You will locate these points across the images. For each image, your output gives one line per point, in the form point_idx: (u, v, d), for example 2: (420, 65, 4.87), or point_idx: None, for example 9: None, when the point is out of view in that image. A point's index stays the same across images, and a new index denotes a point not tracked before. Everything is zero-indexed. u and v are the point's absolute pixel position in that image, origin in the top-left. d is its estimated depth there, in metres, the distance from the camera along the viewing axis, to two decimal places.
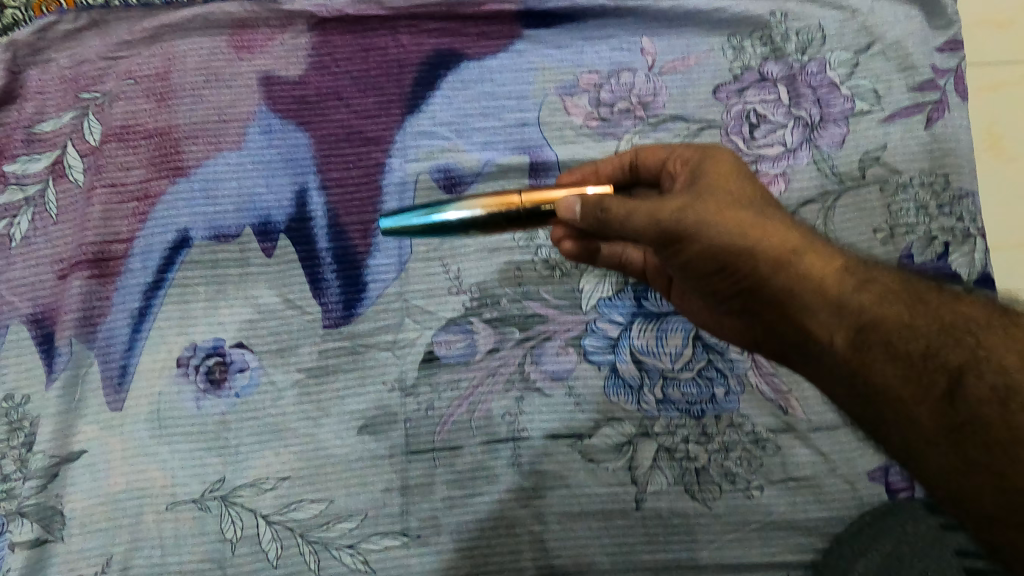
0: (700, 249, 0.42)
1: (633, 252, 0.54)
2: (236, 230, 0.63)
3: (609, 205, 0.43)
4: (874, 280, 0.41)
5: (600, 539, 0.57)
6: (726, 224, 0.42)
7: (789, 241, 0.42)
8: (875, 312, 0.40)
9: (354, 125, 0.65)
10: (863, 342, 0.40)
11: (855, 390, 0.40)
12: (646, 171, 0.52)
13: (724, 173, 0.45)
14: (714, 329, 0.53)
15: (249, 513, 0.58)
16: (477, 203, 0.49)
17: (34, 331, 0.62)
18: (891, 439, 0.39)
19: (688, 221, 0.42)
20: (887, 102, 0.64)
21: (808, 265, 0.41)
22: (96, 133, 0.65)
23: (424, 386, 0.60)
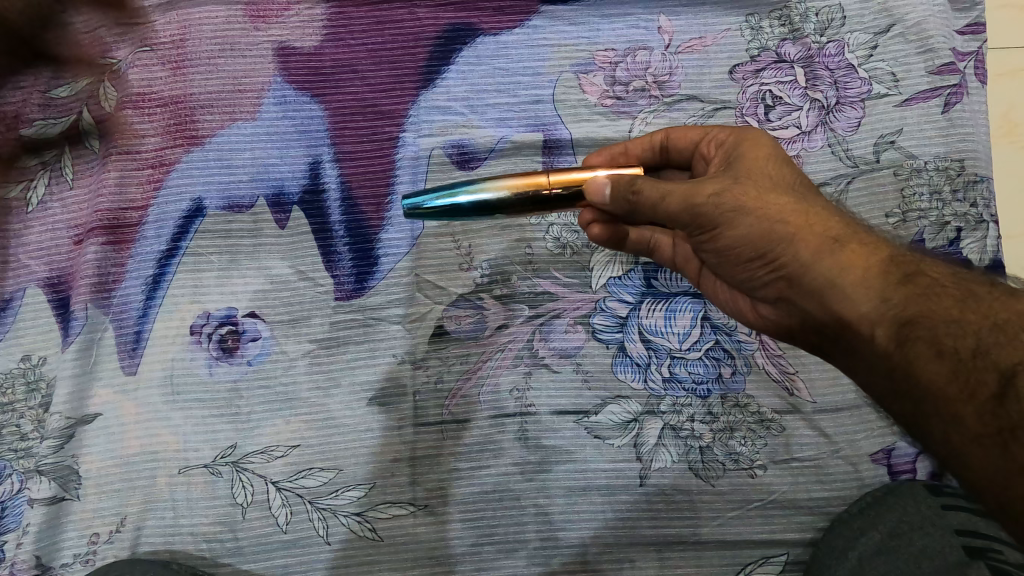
0: (735, 234, 0.43)
1: (661, 237, 0.55)
2: (250, 200, 0.63)
3: (640, 186, 0.45)
4: (920, 275, 0.39)
5: (604, 513, 0.57)
6: (765, 208, 0.42)
7: (832, 230, 0.42)
8: (920, 306, 0.38)
9: (369, 98, 0.66)
10: (907, 335, 0.37)
11: (895, 388, 0.38)
12: (677, 153, 0.53)
13: (761, 158, 0.46)
14: (743, 320, 0.51)
15: (260, 479, 0.58)
16: (503, 185, 0.50)
17: (50, 295, 0.62)
18: (935, 440, 0.37)
19: (726, 204, 0.43)
20: (906, 85, 0.64)
21: (848, 255, 0.41)
22: (110, 99, 0.66)
23: (434, 359, 0.60)
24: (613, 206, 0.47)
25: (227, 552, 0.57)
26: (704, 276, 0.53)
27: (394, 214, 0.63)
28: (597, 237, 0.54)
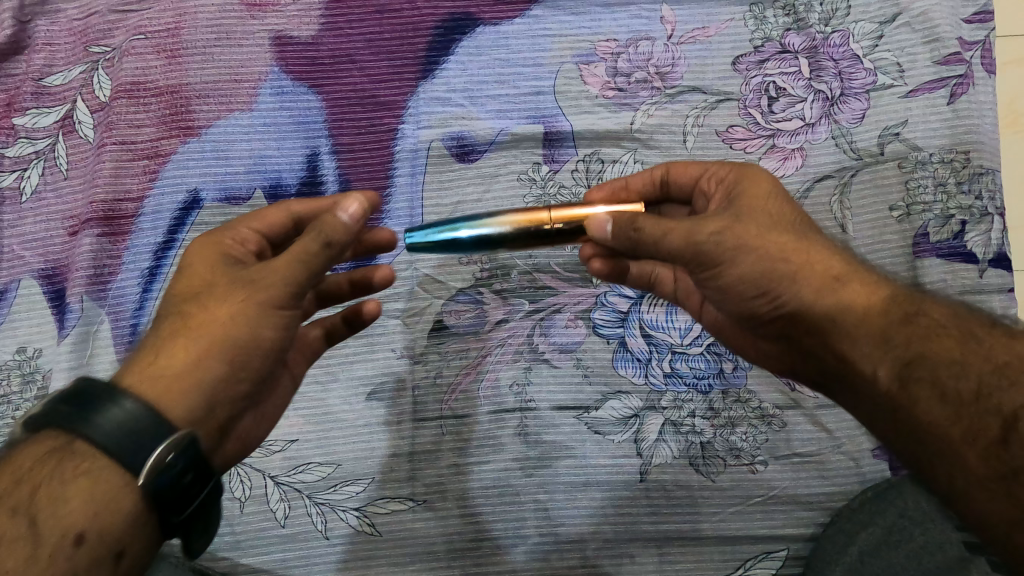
0: (739, 273, 0.42)
1: (662, 271, 0.54)
2: (248, 192, 0.63)
3: (641, 224, 0.43)
4: (920, 313, 0.40)
5: (604, 509, 0.57)
6: (768, 246, 0.41)
7: (832, 267, 0.41)
8: (922, 347, 0.38)
9: (367, 89, 0.65)
10: (910, 376, 0.38)
11: (897, 426, 0.39)
12: (677, 188, 0.51)
13: (763, 196, 0.44)
14: (745, 353, 0.51)
15: (258, 474, 0.58)
16: (505, 220, 0.49)
17: (45, 286, 0.61)
18: (938, 480, 0.37)
19: (728, 243, 0.42)
20: (911, 76, 0.63)
21: (851, 295, 0.41)
22: (105, 89, 0.65)
23: (433, 354, 0.60)
24: (615, 242, 0.46)
25: (225, 546, 0.56)
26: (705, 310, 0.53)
27: (393, 207, 0.62)
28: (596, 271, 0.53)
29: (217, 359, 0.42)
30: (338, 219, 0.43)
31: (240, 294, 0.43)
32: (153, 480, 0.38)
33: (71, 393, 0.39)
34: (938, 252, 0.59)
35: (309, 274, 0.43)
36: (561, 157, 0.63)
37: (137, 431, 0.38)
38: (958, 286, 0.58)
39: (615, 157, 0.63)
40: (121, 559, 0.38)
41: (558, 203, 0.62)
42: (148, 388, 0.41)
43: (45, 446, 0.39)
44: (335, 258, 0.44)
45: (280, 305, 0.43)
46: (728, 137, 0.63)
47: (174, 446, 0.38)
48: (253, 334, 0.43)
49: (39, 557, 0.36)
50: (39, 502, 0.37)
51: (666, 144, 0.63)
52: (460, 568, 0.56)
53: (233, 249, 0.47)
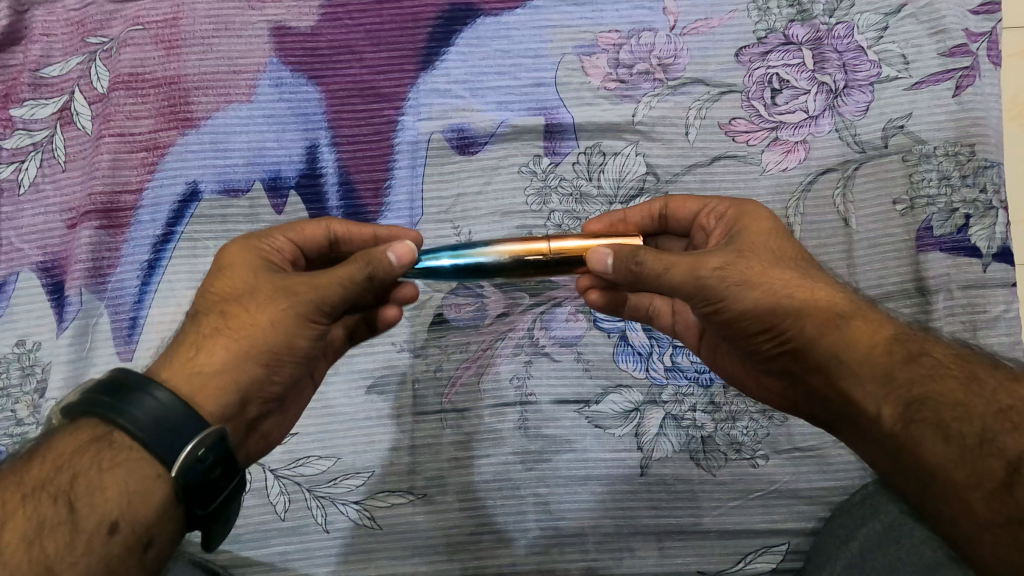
0: (741, 309, 0.42)
1: (660, 304, 0.55)
2: (247, 184, 0.62)
3: (643, 257, 0.44)
4: (925, 354, 0.40)
5: (605, 502, 0.57)
6: (770, 283, 0.42)
7: (834, 305, 0.42)
8: (925, 387, 0.38)
9: (367, 80, 0.64)
10: (912, 416, 0.38)
11: (899, 466, 0.38)
12: (675, 222, 0.53)
13: (761, 232, 0.46)
14: (746, 388, 0.51)
15: (258, 467, 0.58)
16: (503, 249, 0.49)
17: (44, 279, 0.61)
18: (942, 522, 0.37)
19: (730, 278, 0.43)
20: (916, 68, 0.62)
21: (855, 331, 0.41)
22: (103, 80, 0.64)
23: (433, 347, 0.60)
24: (614, 276, 0.46)
25: (225, 539, 0.56)
26: (704, 346, 0.53)
27: (394, 199, 0.62)
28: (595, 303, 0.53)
29: (253, 360, 0.43)
30: (388, 254, 0.44)
31: (281, 300, 0.44)
32: (185, 474, 0.38)
33: (111, 382, 0.39)
34: (942, 246, 0.59)
35: (349, 297, 0.44)
36: (562, 150, 0.63)
37: (173, 423, 0.39)
38: (962, 280, 0.58)
39: (617, 149, 0.62)
40: (150, 549, 0.38)
41: (559, 196, 0.61)
42: (185, 383, 0.42)
43: (83, 435, 0.39)
44: (371, 290, 0.45)
45: (317, 317, 0.44)
46: (731, 129, 0.62)
47: (205, 441, 0.39)
48: (289, 342, 0.44)
49: (76, 544, 0.36)
50: (77, 489, 0.37)
51: (668, 137, 0.62)
52: (460, 562, 0.56)
53: (269, 252, 0.48)
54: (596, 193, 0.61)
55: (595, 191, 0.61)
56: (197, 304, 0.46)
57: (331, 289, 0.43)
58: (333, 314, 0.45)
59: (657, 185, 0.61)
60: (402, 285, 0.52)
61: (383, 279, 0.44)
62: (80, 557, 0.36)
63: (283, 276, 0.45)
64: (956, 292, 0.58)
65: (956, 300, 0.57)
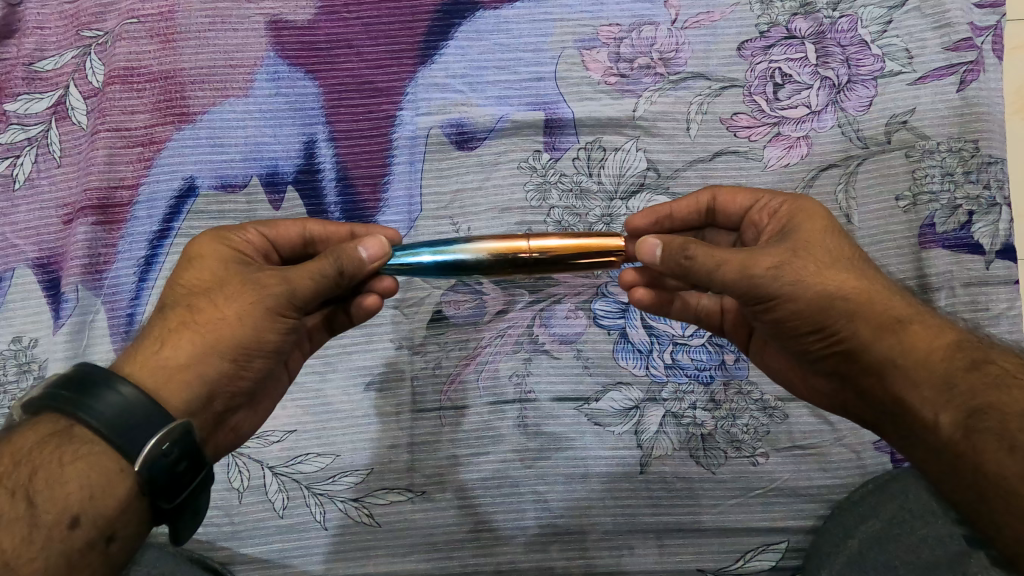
0: (796, 307, 0.43)
1: (707, 303, 0.54)
2: (244, 180, 0.62)
3: (694, 251, 0.44)
4: (989, 361, 0.40)
5: (604, 500, 0.57)
6: (825, 282, 0.42)
7: (892, 309, 0.42)
8: (989, 395, 0.39)
9: (365, 74, 0.64)
10: (974, 425, 0.38)
11: (956, 474, 0.39)
12: (724, 216, 0.53)
13: (818, 230, 0.45)
14: (795, 390, 0.51)
15: (256, 464, 0.57)
16: (483, 247, 0.48)
17: (40, 275, 0.61)
18: (998, 529, 0.38)
19: (785, 277, 0.42)
20: (920, 62, 0.62)
21: (912, 337, 0.41)
22: (98, 74, 0.64)
23: (432, 344, 0.60)
24: (663, 267, 0.46)
25: (223, 536, 0.56)
26: (754, 343, 0.53)
27: (392, 195, 0.62)
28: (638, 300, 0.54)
29: (219, 354, 0.44)
30: (355, 251, 0.47)
31: (249, 294, 0.44)
32: (149, 468, 0.38)
33: (70, 377, 0.40)
34: (945, 243, 0.58)
35: (318, 292, 0.45)
36: (562, 145, 0.62)
37: (136, 417, 0.39)
38: (965, 278, 0.57)
39: (617, 145, 0.62)
40: (113, 543, 0.39)
41: (559, 192, 0.61)
42: (148, 376, 0.42)
43: (43, 430, 0.39)
44: (341, 285, 0.47)
45: (286, 311, 0.45)
46: (732, 125, 0.62)
47: (170, 435, 0.39)
48: (257, 336, 0.44)
49: (34, 538, 0.37)
50: (36, 484, 0.38)
51: (669, 132, 0.62)
52: (459, 559, 0.56)
53: (240, 246, 0.48)
54: (596, 189, 0.61)
55: (595, 186, 0.61)
56: (164, 296, 0.46)
57: (304, 283, 0.44)
58: (303, 309, 0.46)
59: (658, 180, 0.61)
60: (380, 278, 0.52)
61: (352, 275, 0.47)
62: (38, 552, 0.37)
63: (253, 271, 0.46)
64: (959, 290, 0.57)
65: (959, 297, 0.57)
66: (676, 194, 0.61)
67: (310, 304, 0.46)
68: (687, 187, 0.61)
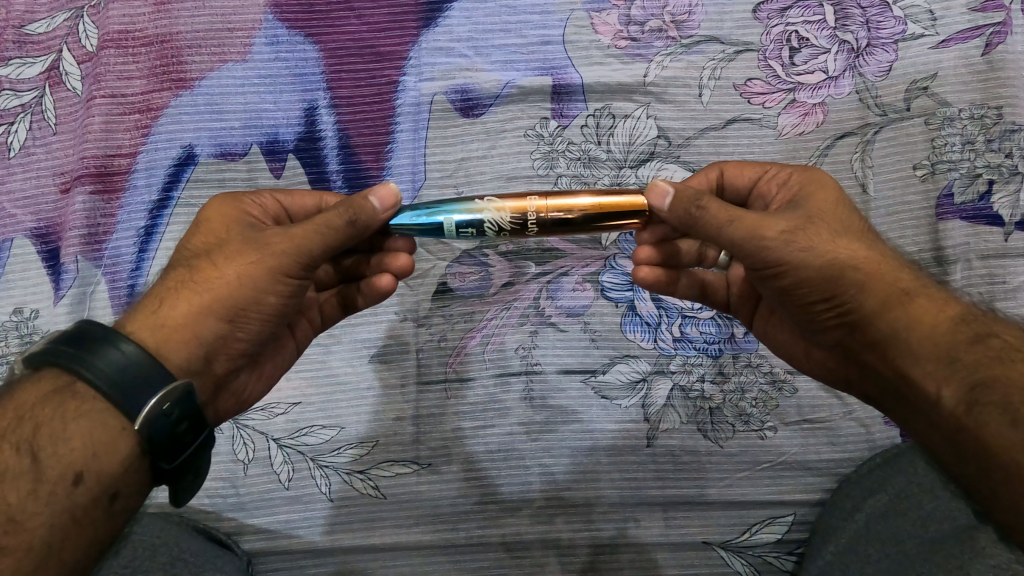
0: (805, 277, 0.42)
1: (714, 278, 0.54)
2: (243, 148, 0.60)
3: (707, 202, 0.43)
4: (993, 335, 0.39)
5: (611, 473, 0.56)
6: (837, 250, 0.41)
7: (900, 280, 0.41)
8: (992, 369, 0.38)
9: (366, 38, 0.62)
10: (976, 398, 0.37)
11: (957, 451, 0.38)
12: (732, 191, 0.51)
13: (829, 201, 0.44)
14: (797, 364, 0.51)
15: (261, 436, 0.57)
16: (489, 207, 0.47)
17: (39, 246, 0.60)
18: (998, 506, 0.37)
19: (797, 241, 0.42)
20: (943, 25, 0.59)
21: (918, 310, 0.40)
22: (92, 38, 0.62)
23: (437, 317, 0.59)
24: (669, 216, 0.45)
25: (229, 507, 0.56)
26: (759, 315, 0.52)
27: (395, 163, 0.60)
28: (642, 278, 0.52)
29: (216, 315, 0.43)
30: (370, 201, 0.45)
31: (249, 255, 0.43)
32: (149, 428, 0.38)
33: (73, 334, 0.39)
34: (962, 214, 0.57)
35: (325, 246, 0.44)
36: (569, 111, 0.60)
37: (137, 375, 0.38)
38: (983, 250, 0.56)
39: (627, 111, 0.60)
40: (116, 501, 0.39)
41: (567, 160, 0.59)
42: (147, 337, 0.41)
43: (45, 385, 0.39)
44: (353, 239, 0.45)
45: (287, 273, 0.44)
46: (746, 91, 0.60)
47: (171, 395, 0.39)
48: (255, 297, 0.43)
49: (40, 493, 0.37)
50: (40, 439, 0.37)
51: (681, 98, 0.60)
52: (464, 531, 0.56)
53: (250, 211, 0.48)
54: (604, 157, 0.59)
55: (604, 154, 0.59)
56: (173, 257, 0.46)
57: (311, 236, 0.43)
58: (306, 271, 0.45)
59: (669, 149, 0.59)
60: (393, 257, 0.51)
61: (366, 226, 0.45)
62: (44, 507, 0.36)
63: (257, 232, 0.45)
64: (975, 262, 0.56)
65: (975, 270, 0.56)
66: (687, 163, 0.59)
67: (316, 263, 0.45)
68: (698, 156, 0.59)
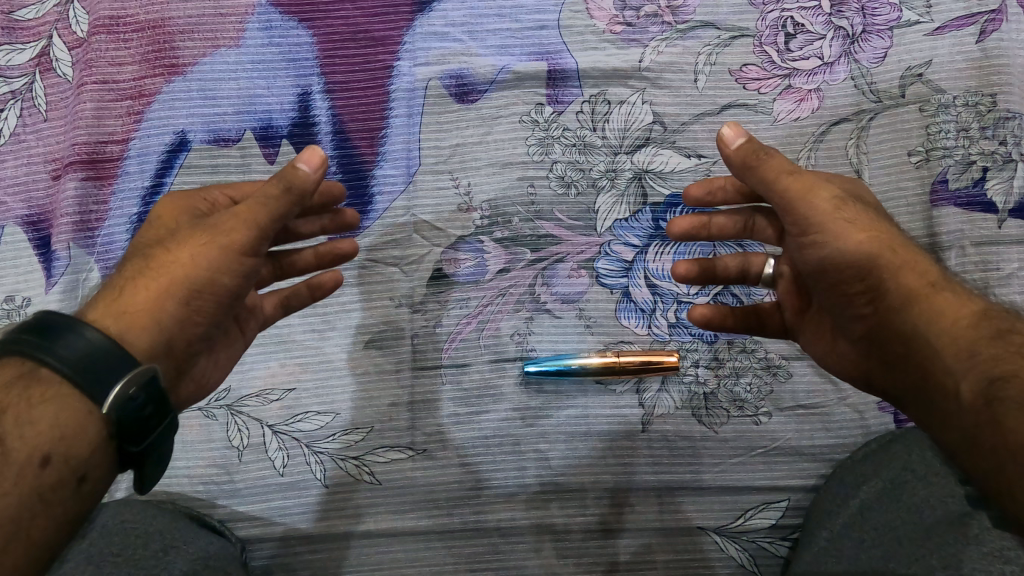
0: (837, 250, 0.42)
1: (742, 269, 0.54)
2: (237, 134, 0.60)
3: (772, 155, 0.45)
4: (1014, 332, 0.38)
5: (605, 459, 0.56)
6: (869, 233, 0.43)
7: (926, 275, 0.42)
8: (1012, 364, 0.37)
9: (360, 24, 0.61)
10: (995, 393, 0.37)
11: (971, 441, 0.38)
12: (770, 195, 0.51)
13: (867, 199, 0.46)
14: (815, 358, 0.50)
15: (256, 423, 0.57)
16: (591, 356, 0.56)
17: (30, 233, 0.59)
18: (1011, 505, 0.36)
19: (841, 213, 0.43)
20: (939, 11, 0.59)
21: (943, 304, 0.41)
22: (82, 24, 0.62)
23: (432, 303, 0.58)
24: (732, 157, 0.46)
25: (224, 494, 0.56)
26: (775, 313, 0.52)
27: (390, 148, 0.60)
28: (699, 318, 0.52)
29: (175, 298, 0.43)
30: (298, 167, 0.45)
31: (203, 238, 0.44)
32: (117, 411, 0.38)
33: (35, 322, 0.38)
34: (957, 201, 0.57)
35: (271, 217, 0.44)
36: (564, 97, 0.60)
37: (104, 360, 0.38)
38: (977, 237, 0.56)
39: (622, 97, 0.60)
40: (84, 483, 0.39)
41: (562, 147, 0.60)
42: (112, 322, 0.41)
43: (8, 372, 0.38)
44: (297, 210, 0.45)
45: (243, 251, 0.43)
46: (742, 77, 0.60)
47: (136, 379, 0.38)
48: (213, 276, 0.43)
49: (7, 474, 0.36)
50: (5, 423, 0.37)
51: (676, 84, 0.60)
52: (460, 516, 0.56)
53: (203, 203, 0.49)
54: (599, 143, 0.59)
55: (599, 141, 0.59)
56: (132, 250, 0.46)
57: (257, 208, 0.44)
58: (263, 247, 0.44)
59: (664, 134, 0.59)
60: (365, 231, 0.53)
61: (304, 194, 0.45)
62: (11, 488, 0.36)
63: (208, 220, 0.45)
64: (969, 249, 0.56)
65: (969, 256, 0.56)
66: (682, 149, 0.59)
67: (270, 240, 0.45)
68: (693, 142, 0.59)
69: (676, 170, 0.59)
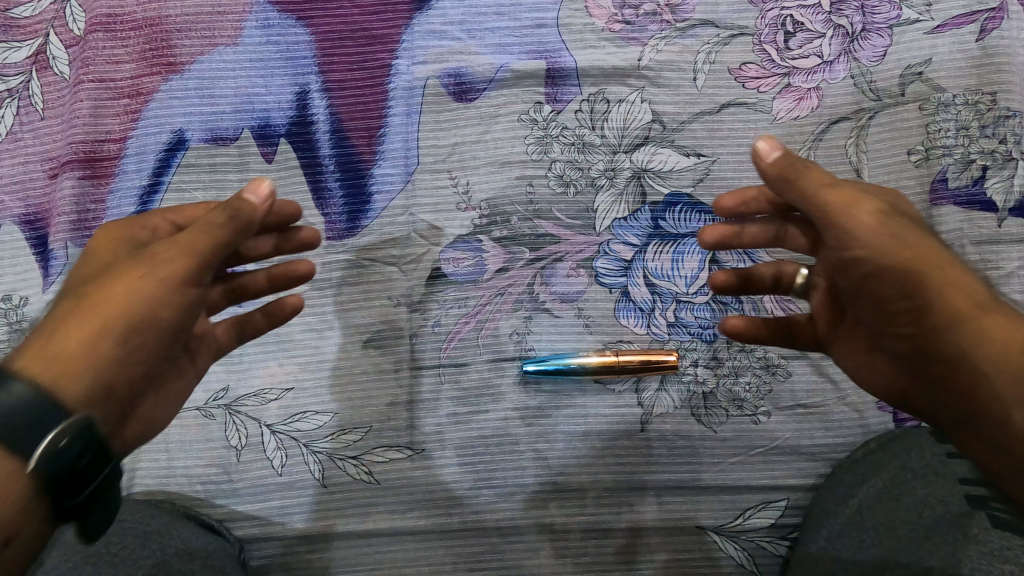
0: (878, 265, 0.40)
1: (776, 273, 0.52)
2: (235, 132, 0.60)
3: (810, 168, 0.43)
4: None
5: (604, 458, 0.56)
6: (911, 248, 0.40)
7: (973, 293, 0.39)
8: None
9: (358, 22, 0.61)
10: None
11: None
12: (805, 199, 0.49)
13: (908, 211, 0.44)
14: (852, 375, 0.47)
15: (254, 423, 0.57)
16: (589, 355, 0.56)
17: (27, 232, 0.59)
18: None
19: (882, 227, 0.41)
20: (938, 9, 0.59)
21: (993, 322, 0.37)
22: (79, 22, 0.61)
23: (431, 302, 0.58)
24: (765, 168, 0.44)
25: (222, 494, 0.56)
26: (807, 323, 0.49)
27: (388, 146, 0.60)
28: (732, 329, 0.50)
29: (113, 337, 0.40)
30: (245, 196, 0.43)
31: (138, 274, 0.41)
32: (47, 466, 0.36)
33: None
34: (957, 200, 0.57)
35: (214, 246, 0.42)
36: (562, 96, 0.60)
37: (29, 415, 0.36)
38: (976, 235, 0.56)
39: (621, 96, 0.60)
40: (13, 545, 0.36)
41: (561, 146, 0.59)
42: (43, 369, 0.38)
43: None
44: (244, 238, 0.44)
45: (186, 283, 0.42)
46: (741, 75, 0.60)
47: (66, 430, 0.36)
48: (152, 311, 0.41)
49: None
50: None
51: (676, 82, 0.60)
52: (458, 516, 0.56)
53: (145, 232, 0.47)
54: (598, 142, 0.59)
55: (598, 139, 0.59)
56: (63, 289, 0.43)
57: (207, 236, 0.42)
58: (205, 277, 0.43)
59: (663, 133, 0.59)
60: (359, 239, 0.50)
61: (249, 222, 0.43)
62: None
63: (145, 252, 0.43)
64: (969, 248, 0.56)
65: (969, 255, 0.56)
66: (681, 147, 0.59)
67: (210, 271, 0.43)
68: (692, 141, 0.59)
69: (675, 169, 0.59)
